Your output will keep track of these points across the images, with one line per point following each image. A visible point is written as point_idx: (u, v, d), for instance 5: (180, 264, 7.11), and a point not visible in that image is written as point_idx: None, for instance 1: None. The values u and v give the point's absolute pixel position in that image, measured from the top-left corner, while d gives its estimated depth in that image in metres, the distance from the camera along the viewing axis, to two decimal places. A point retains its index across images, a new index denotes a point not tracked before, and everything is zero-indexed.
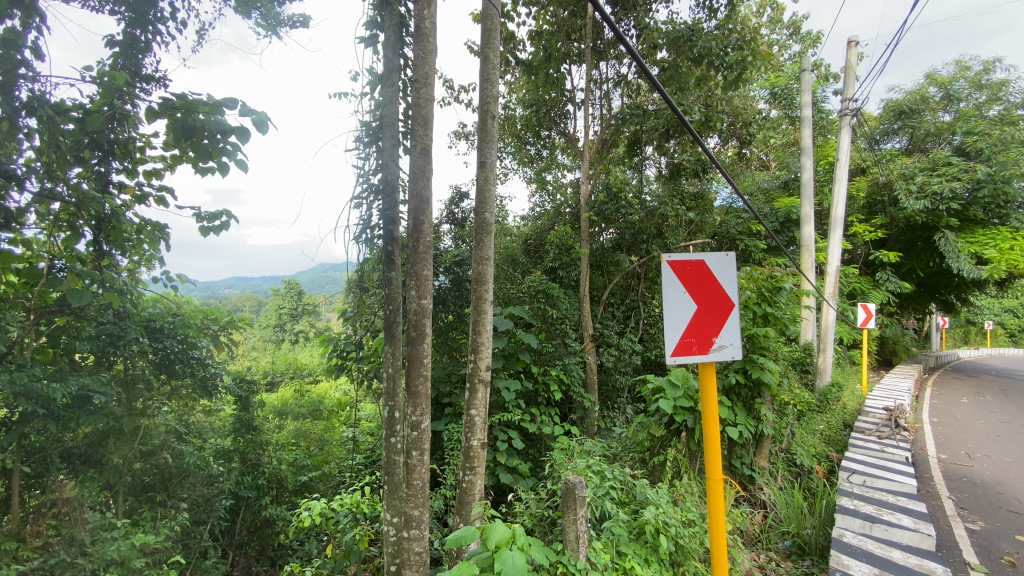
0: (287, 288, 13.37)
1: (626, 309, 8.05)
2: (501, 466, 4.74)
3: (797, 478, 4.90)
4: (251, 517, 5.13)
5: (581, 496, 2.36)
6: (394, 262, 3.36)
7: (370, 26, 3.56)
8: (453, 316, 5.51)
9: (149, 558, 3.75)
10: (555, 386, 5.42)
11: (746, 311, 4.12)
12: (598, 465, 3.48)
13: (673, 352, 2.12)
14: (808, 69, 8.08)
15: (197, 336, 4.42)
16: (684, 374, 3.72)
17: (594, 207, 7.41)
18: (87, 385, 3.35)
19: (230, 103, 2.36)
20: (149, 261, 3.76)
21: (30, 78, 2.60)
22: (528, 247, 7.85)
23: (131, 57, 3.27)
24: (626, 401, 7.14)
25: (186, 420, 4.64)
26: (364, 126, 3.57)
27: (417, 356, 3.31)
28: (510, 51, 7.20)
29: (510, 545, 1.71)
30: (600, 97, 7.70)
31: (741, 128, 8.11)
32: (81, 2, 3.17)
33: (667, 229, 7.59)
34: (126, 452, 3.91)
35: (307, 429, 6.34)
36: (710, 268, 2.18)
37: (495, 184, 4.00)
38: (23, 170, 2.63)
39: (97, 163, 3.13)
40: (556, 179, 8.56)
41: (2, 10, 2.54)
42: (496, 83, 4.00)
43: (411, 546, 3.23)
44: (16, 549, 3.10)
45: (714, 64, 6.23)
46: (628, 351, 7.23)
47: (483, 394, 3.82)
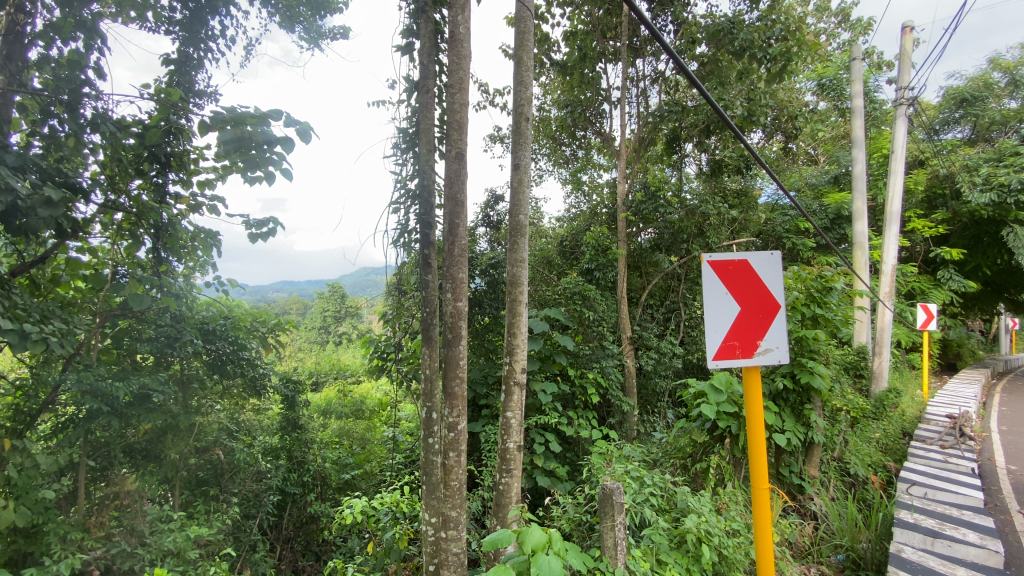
0: (331, 291, 13.80)
1: (666, 311, 7.85)
2: (539, 469, 4.68)
3: (850, 489, 4.59)
4: (298, 512, 5.28)
5: (619, 502, 2.27)
6: (430, 265, 3.37)
7: (405, 34, 3.60)
8: (489, 318, 5.48)
9: (203, 549, 3.89)
10: (593, 389, 5.27)
11: (794, 313, 3.90)
12: (637, 471, 3.39)
13: (716, 356, 2.02)
14: (858, 58, 7.68)
15: (247, 338, 4.56)
16: (728, 379, 3.58)
17: (631, 207, 7.26)
18: (147, 383, 3.58)
19: (274, 114, 2.35)
20: (203, 266, 3.91)
21: (94, 96, 2.78)
22: (563, 248, 7.81)
23: (184, 74, 3.42)
24: (667, 406, 6.95)
25: (237, 418, 4.81)
26: (402, 133, 3.61)
27: (453, 358, 3.31)
28: (545, 52, 7.16)
29: (548, 551, 1.65)
30: (638, 95, 7.56)
31: (786, 122, 7.77)
32: (140, 24, 3.34)
33: (709, 228, 7.26)
34: (182, 448, 4.14)
35: (349, 428, 6.48)
36: (755, 268, 2.08)
37: (530, 186, 3.94)
38: (89, 184, 2.79)
39: (157, 174, 3.24)
40: (592, 179, 8.46)
41: (67, 33, 2.72)
42: (530, 84, 3.95)
43: (449, 547, 3.20)
44: (82, 539, 3.27)
45: (757, 57, 6.02)
46: (669, 355, 7.03)
47: (519, 396, 3.77)
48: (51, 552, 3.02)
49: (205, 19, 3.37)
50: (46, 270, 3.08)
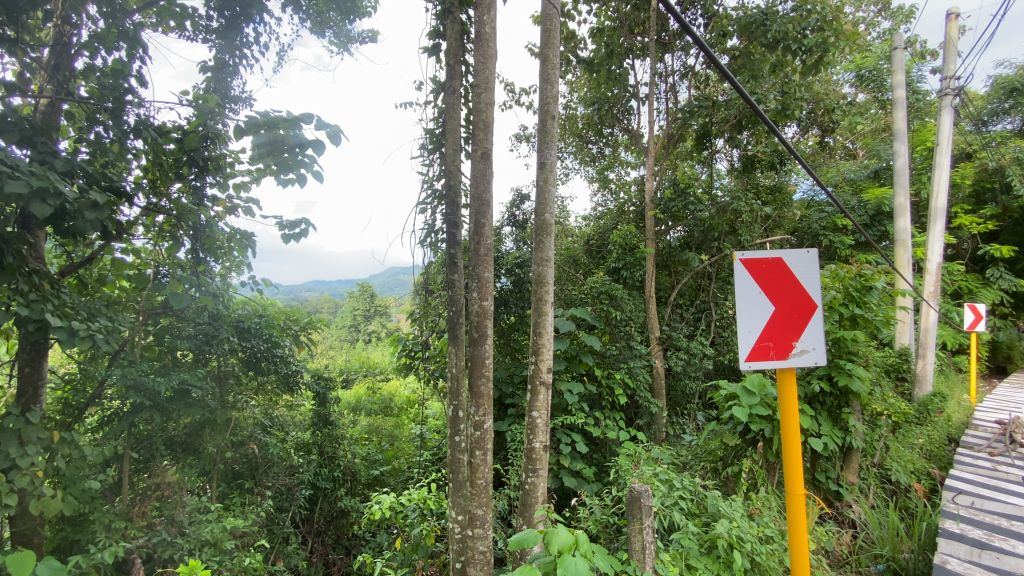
0: (361, 290, 13.99)
1: (696, 310, 7.67)
2: (565, 470, 4.64)
3: (892, 497, 4.37)
4: (328, 506, 5.38)
5: (647, 505, 2.21)
6: (456, 265, 3.38)
7: (432, 35, 3.62)
8: (515, 318, 5.46)
9: (239, 540, 4.00)
10: (620, 390, 5.19)
11: (831, 313, 3.75)
12: (666, 474, 3.32)
13: (748, 357, 1.94)
14: (900, 47, 7.33)
15: (280, 336, 4.68)
16: (761, 381, 3.46)
17: (660, 205, 7.12)
18: (186, 379, 3.71)
19: (306, 117, 2.39)
20: (238, 266, 4.02)
21: (137, 104, 2.89)
22: (590, 247, 7.74)
23: (221, 80, 3.51)
24: (697, 408, 6.79)
25: (270, 413, 4.94)
26: (428, 134, 3.63)
27: (479, 357, 3.31)
28: (571, 50, 7.10)
29: (574, 552, 1.61)
30: (666, 91, 7.42)
31: (823, 115, 7.51)
32: (179, 33, 3.46)
33: (741, 226, 7.05)
34: (219, 442, 4.28)
35: (378, 425, 6.57)
36: (790, 267, 2.00)
37: (556, 184, 3.90)
38: (131, 188, 2.89)
39: (195, 178, 3.27)
40: (619, 177, 8.34)
41: (112, 44, 2.84)
42: (556, 82, 3.91)
43: (475, 545, 3.19)
44: (125, 527, 3.41)
45: (791, 49, 5.81)
46: (699, 356, 6.86)
47: (545, 396, 3.74)
48: (97, 540, 3.16)
49: (240, 26, 3.46)
50: (93, 270, 3.22)
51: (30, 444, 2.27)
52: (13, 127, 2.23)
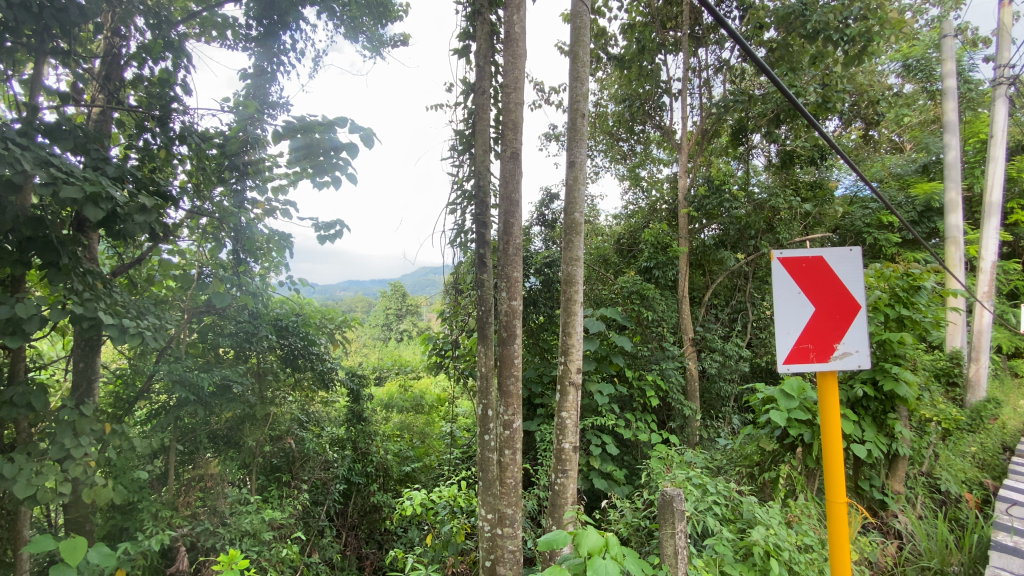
0: (393, 290, 14.16)
1: (731, 311, 7.46)
2: (595, 471, 4.58)
3: (941, 508, 4.12)
4: (361, 501, 5.48)
5: (681, 510, 2.15)
6: (486, 264, 3.39)
7: (462, 37, 3.64)
8: (544, 318, 5.43)
9: (276, 532, 4.11)
10: (652, 391, 5.09)
11: (876, 315, 3.58)
12: (699, 478, 3.23)
13: (786, 359, 1.88)
14: (950, 34, 6.94)
15: (316, 334, 4.81)
16: (801, 384, 3.31)
17: (694, 203, 6.96)
18: (228, 375, 3.86)
19: (341, 121, 2.44)
20: (276, 266, 4.13)
21: (182, 111, 3.02)
22: (621, 247, 7.64)
23: (260, 87, 3.57)
24: (732, 411, 6.61)
25: (307, 409, 5.08)
26: (458, 135, 3.65)
27: (508, 356, 3.29)
28: (601, 47, 7.02)
29: (604, 555, 1.58)
30: (700, 86, 7.24)
31: (867, 108, 7.18)
32: (220, 42, 3.59)
33: (779, 223, 6.84)
34: (258, 436, 4.43)
35: (409, 422, 6.65)
36: (832, 266, 1.91)
37: (586, 183, 3.85)
38: (177, 191, 3.01)
39: (236, 182, 3.32)
40: (651, 175, 8.18)
41: (158, 55, 2.97)
42: (586, 80, 3.85)
43: (505, 544, 3.19)
44: (171, 516, 3.55)
45: (833, 39, 5.57)
46: (734, 357, 6.67)
47: (574, 396, 3.70)
48: (144, 528, 3.32)
49: (278, 34, 3.56)
50: (142, 271, 3.39)
51: (84, 435, 2.40)
52: (69, 135, 2.36)
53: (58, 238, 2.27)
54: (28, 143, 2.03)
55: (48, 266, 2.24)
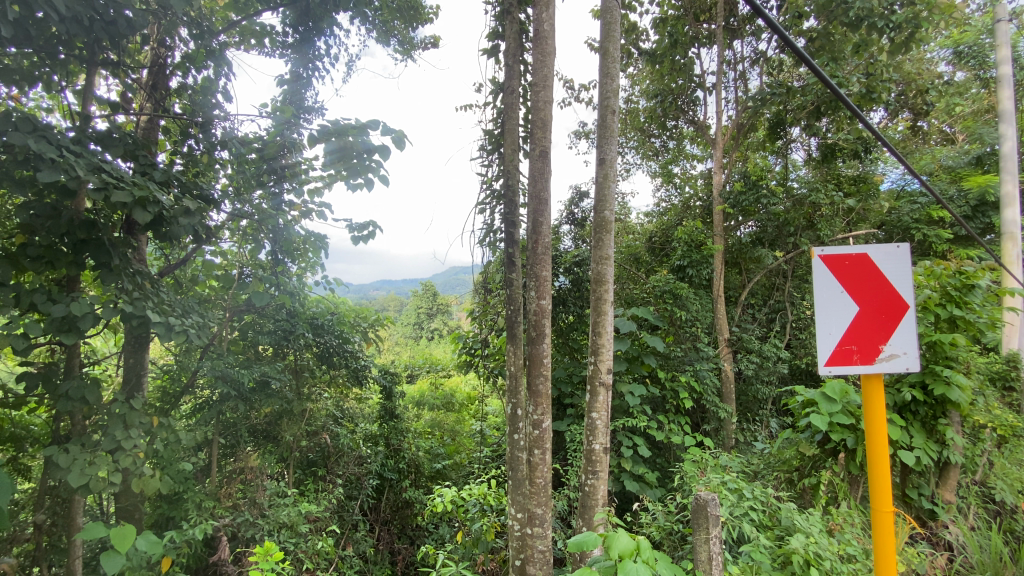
0: (425, 289, 14.32)
1: (769, 311, 7.23)
2: (626, 473, 4.51)
3: (996, 519, 3.88)
4: (394, 497, 5.56)
5: (715, 514, 2.06)
6: (515, 264, 3.38)
7: (491, 37, 3.64)
8: (573, 317, 5.40)
9: (312, 525, 4.21)
10: (685, 393, 4.97)
11: (925, 315, 3.39)
12: (735, 483, 3.15)
13: (828, 361, 1.80)
14: (1005, 17, 6.53)
15: (350, 332, 4.93)
16: (843, 386, 3.17)
17: (729, 199, 6.78)
18: (266, 371, 3.99)
19: (373, 124, 2.48)
20: (313, 267, 4.24)
21: (223, 117, 3.14)
22: (653, 245, 7.50)
23: (296, 92, 3.66)
24: (770, 414, 6.40)
25: (342, 405, 5.21)
26: (487, 135, 3.66)
27: (537, 356, 3.28)
28: (633, 42, 6.91)
29: (636, 558, 1.55)
30: (735, 79, 7.03)
31: (915, 97, 6.84)
32: (259, 50, 3.71)
33: (820, 220, 6.55)
34: (295, 431, 4.55)
35: (440, 419, 6.73)
36: (877, 263, 1.81)
37: (616, 180, 3.79)
38: (218, 195, 3.11)
39: (274, 185, 3.40)
40: (684, 171, 8.01)
41: (201, 64, 3.10)
42: (617, 76, 3.79)
43: (534, 544, 3.17)
44: (214, 507, 3.69)
45: (878, 27, 5.27)
46: (772, 359, 6.46)
47: (605, 397, 3.65)
48: (189, 517, 3.47)
49: (313, 40, 3.64)
50: (187, 271, 3.53)
51: (133, 428, 2.53)
52: (119, 143, 2.48)
53: (109, 240, 2.39)
54: (82, 150, 2.14)
55: (101, 267, 2.37)
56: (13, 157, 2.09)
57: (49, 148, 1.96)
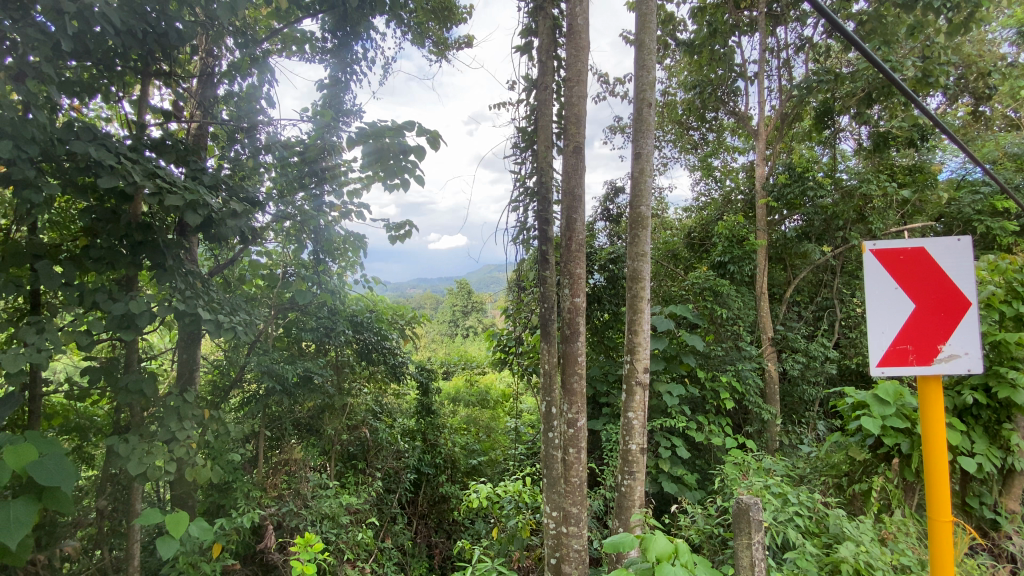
0: (460, 287, 14.44)
1: (816, 309, 6.90)
2: (664, 475, 4.41)
3: None
4: (431, 491, 5.62)
5: (757, 519, 1.98)
6: (548, 262, 3.36)
7: (524, 34, 3.62)
8: (608, 315, 5.33)
9: (353, 516, 4.31)
10: (726, 393, 4.83)
11: (989, 312, 3.14)
12: (779, 487, 3.03)
13: (880, 362, 1.71)
14: None
15: (388, 329, 5.05)
16: (897, 389, 2.99)
17: (773, 192, 6.53)
18: (309, 367, 4.12)
19: (409, 125, 2.50)
20: (352, 266, 4.34)
21: (266, 122, 3.28)
22: (691, 241, 7.32)
23: (335, 96, 3.75)
24: (817, 416, 6.12)
25: (380, 401, 5.33)
26: (521, 132, 3.64)
27: (571, 354, 3.25)
28: (669, 33, 6.74)
29: (674, 562, 1.51)
30: (779, 67, 6.75)
31: (976, 80, 6.39)
32: (301, 56, 3.82)
33: (872, 212, 6.25)
34: (336, 425, 4.69)
35: (476, 416, 6.77)
36: (937, 259, 1.70)
37: (653, 175, 3.71)
38: (264, 198, 3.23)
39: (315, 187, 3.47)
40: (725, 164, 7.75)
41: (246, 71, 3.22)
42: (653, 68, 3.70)
43: (570, 543, 3.14)
44: (260, 496, 3.83)
45: (934, 6, 4.96)
46: (820, 358, 6.16)
47: (642, 396, 3.57)
48: (238, 506, 3.62)
49: (351, 44, 3.72)
50: (235, 271, 3.68)
51: (186, 420, 2.66)
52: (172, 150, 2.61)
53: (163, 242, 2.54)
54: (138, 157, 2.26)
55: (156, 267, 2.51)
56: (75, 165, 2.23)
57: (108, 155, 2.09)
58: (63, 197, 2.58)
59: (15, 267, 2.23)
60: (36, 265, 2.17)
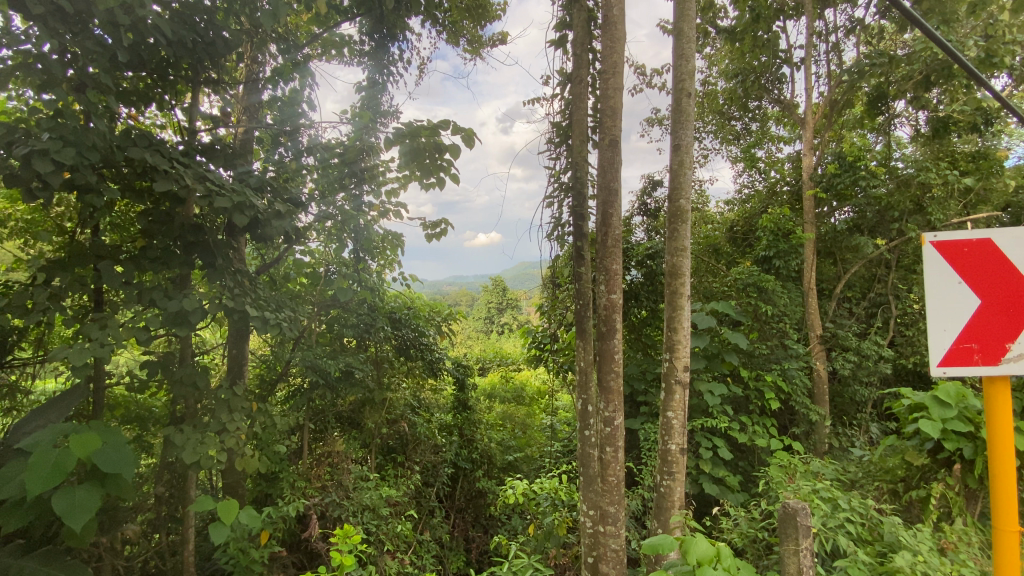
0: (495, 284, 14.50)
1: (869, 305, 6.54)
2: (705, 476, 4.28)
3: None
4: (468, 486, 5.66)
5: (805, 525, 1.89)
6: (584, 257, 3.31)
7: (559, 27, 3.58)
8: (646, 312, 5.22)
9: (393, 508, 4.40)
10: (771, 393, 4.65)
11: None
12: (828, 492, 2.89)
13: (940, 361, 1.60)
14: None
15: (425, 326, 5.13)
16: (959, 390, 2.80)
17: (821, 182, 6.24)
18: (351, 363, 4.25)
19: (445, 124, 2.52)
20: (391, 263, 4.42)
21: (308, 125, 3.38)
22: (734, 235, 7.09)
23: (373, 97, 3.82)
24: (870, 417, 5.81)
25: (418, 396, 5.42)
26: (555, 127, 3.60)
27: (608, 351, 3.20)
28: (709, 21, 6.52)
29: (716, 566, 1.47)
30: (828, 52, 6.41)
31: None
32: (341, 59, 3.91)
33: (930, 202, 5.89)
34: (376, 419, 4.80)
35: (511, 412, 6.79)
36: (1009, 250, 1.56)
37: (693, 167, 3.59)
38: (307, 198, 3.33)
39: (355, 187, 3.56)
40: (769, 154, 7.43)
41: (288, 76, 3.33)
42: (692, 56, 3.58)
43: (607, 543, 3.10)
44: (305, 487, 3.97)
45: None
46: (873, 358, 5.83)
47: (682, 396, 3.48)
48: (285, 495, 3.77)
49: (388, 46, 3.78)
50: (281, 269, 3.82)
51: (236, 412, 2.79)
52: (220, 154, 2.73)
53: (213, 243, 2.68)
54: (189, 162, 2.38)
55: (208, 266, 2.64)
56: (133, 170, 2.37)
57: (161, 160, 2.20)
58: (123, 201, 2.74)
59: (80, 267, 2.39)
60: (99, 266, 2.32)
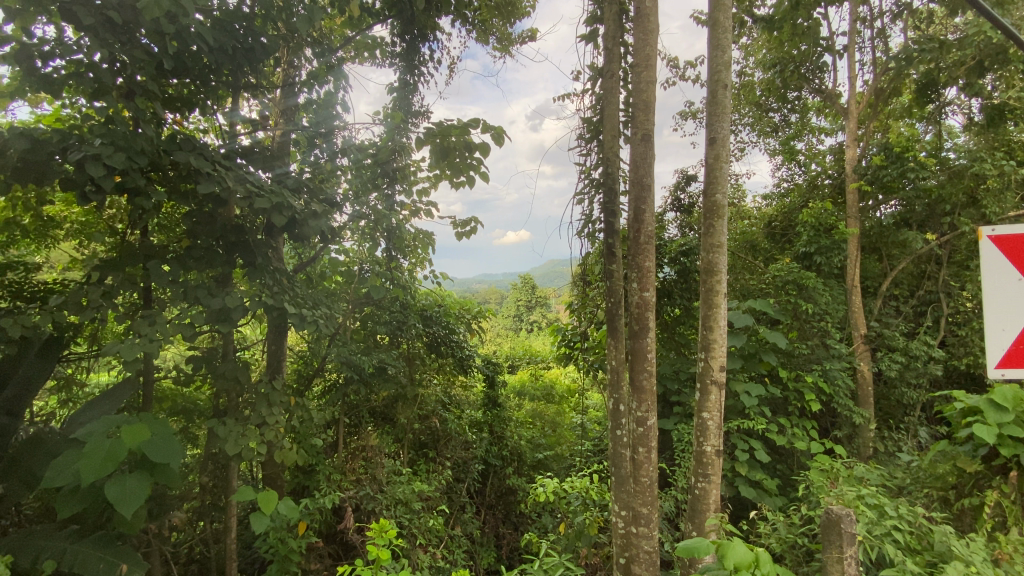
0: (525, 282, 14.45)
1: (918, 303, 6.21)
2: (742, 478, 4.16)
3: None
4: (498, 482, 5.68)
5: (850, 532, 1.80)
6: (615, 255, 3.26)
7: (590, 22, 3.53)
8: (680, 310, 5.11)
9: (424, 503, 4.46)
10: (812, 394, 4.49)
11: None
12: (874, 498, 2.76)
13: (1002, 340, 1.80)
14: None
15: (456, 323, 5.18)
16: (1018, 393, 2.63)
17: (865, 175, 5.97)
18: (383, 359, 4.33)
19: (474, 123, 2.50)
20: (422, 262, 4.47)
21: (342, 127, 3.46)
22: (772, 231, 6.86)
23: (405, 98, 3.87)
24: (919, 421, 5.53)
25: (449, 393, 5.47)
26: (586, 123, 3.56)
27: (640, 350, 3.14)
28: (744, 11, 6.32)
29: (755, 572, 1.42)
30: (873, 38, 6.12)
31: None
32: (373, 61, 3.98)
33: (985, 194, 5.56)
34: (408, 415, 4.88)
35: (541, 410, 6.78)
36: None
37: (729, 161, 3.48)
38: (340, 198, 3.40)
39: (387, 187, 3.62)
40: (809, 146, 7.15)
41: (323, 79, 3.41)
42: (729, 47, 3.47)
43: (640, 543, 3.06)
44: (340, 480, 4.06)
45: None
46: (922, 359, 5.54)
47: (717, 396, 3.38)
48: (321, 487, 3.87)
49: (418, 47, 3.82)
50: (316, 268, 3.92)
51: (275, 406, 2.89)
52: (259, 156, 2.83)
53: (253, 242, 2.77)
54: (230, 164, 2.48)
55: (248, 265, 2.74)
56: (178, 173, 2.48)
57: (205, 163, 2.30)
58: (170, 203, 2.86)
59: (131, 266, 2.51)
60: (148, 264, 2.43)
